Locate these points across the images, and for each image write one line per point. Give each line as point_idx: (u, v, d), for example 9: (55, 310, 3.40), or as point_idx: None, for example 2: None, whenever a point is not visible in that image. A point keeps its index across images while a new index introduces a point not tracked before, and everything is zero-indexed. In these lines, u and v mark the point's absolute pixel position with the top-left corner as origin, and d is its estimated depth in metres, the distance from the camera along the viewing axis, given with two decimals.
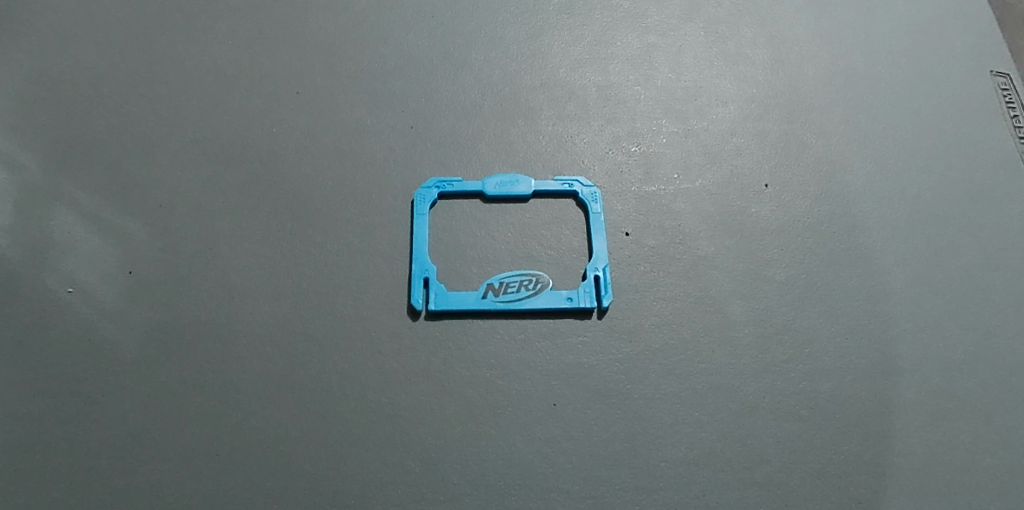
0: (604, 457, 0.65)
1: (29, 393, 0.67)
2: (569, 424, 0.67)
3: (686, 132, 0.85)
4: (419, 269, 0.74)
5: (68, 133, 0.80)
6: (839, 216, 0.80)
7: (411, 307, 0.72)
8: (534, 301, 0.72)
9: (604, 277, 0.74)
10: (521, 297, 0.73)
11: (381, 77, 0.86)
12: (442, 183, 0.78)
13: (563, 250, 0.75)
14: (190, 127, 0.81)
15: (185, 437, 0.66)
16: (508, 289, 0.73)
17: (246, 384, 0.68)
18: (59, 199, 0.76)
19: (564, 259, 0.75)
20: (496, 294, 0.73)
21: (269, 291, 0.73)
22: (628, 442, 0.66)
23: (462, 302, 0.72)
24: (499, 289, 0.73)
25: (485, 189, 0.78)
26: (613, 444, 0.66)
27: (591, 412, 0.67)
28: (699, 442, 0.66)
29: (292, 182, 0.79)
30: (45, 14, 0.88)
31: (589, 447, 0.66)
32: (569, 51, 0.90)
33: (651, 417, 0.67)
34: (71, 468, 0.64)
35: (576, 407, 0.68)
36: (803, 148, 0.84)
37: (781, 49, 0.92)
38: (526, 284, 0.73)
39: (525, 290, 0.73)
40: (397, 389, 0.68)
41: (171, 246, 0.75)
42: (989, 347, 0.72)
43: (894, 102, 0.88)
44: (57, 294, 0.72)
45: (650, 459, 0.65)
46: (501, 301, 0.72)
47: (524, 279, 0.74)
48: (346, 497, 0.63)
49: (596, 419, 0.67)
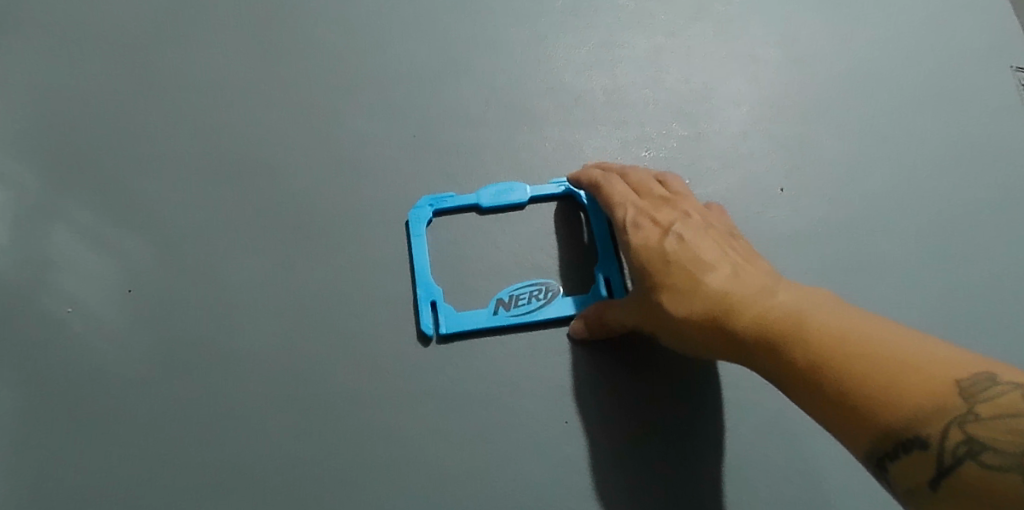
0: (619, 475, 0.64)
1: (26, 417, 0.65)
2: (582, 442, 0.65)
3: (697, 135, 0.82)
4: (424, 293, 0.71)
5: (63, 148, 0.78)
6: (856, 220, 0.78)
7: (422, 334, 0.69)
8: (546, 312, 0.70)
9: (615, 277, 0.71)
10: (533, 309, 0.70)
11: (382, 85, 0.83)
12: (435, 200, 0.76)
13: (572, 259, 0.73)
14: (187, 140, 0.79)
15: (189, 461, 0.64)
16: (518, 302, 0.70)
17: (247, 404, 0.66)
18: (57, 216, 0.74)
19: (574, 266, 0.73)
20: (508, 308, 0.70)
21: (271, 308, 0.71)
22: (637, 455, 0.64)
23: (473, 322, 0.69)
24: (509, 303, 0.70)
25: (481, 201, 0.75)
26: (627, 461, 0.64)
27: (605, 428, 0.65)
28: (709, 454, 0.65)
29: (293, 195, 0.76)
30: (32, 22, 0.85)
31: (596, 461, 0.64)
32: (575, 53, 0.87)
33: (662, 428, 0.65)
34: (77, 495, 0.63)
35: (589, 424, 0.66)
36: (817, 151, 0.82)
37: (793, 49, 0.89)
38: (536, 295, 0.71)
39: (536, 300, 0.70)
40: (403, 409, 0.66)
41: (170, 263, 0.73)
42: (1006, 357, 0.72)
43: (911, 102, 0.85)
44: (53, 314, 0.70)
45: (659, 470, 0.64)
46: (513, 315, 0.69)
47: (534, 289, 0.71)
48: None
49: (605, 429, 0.65)
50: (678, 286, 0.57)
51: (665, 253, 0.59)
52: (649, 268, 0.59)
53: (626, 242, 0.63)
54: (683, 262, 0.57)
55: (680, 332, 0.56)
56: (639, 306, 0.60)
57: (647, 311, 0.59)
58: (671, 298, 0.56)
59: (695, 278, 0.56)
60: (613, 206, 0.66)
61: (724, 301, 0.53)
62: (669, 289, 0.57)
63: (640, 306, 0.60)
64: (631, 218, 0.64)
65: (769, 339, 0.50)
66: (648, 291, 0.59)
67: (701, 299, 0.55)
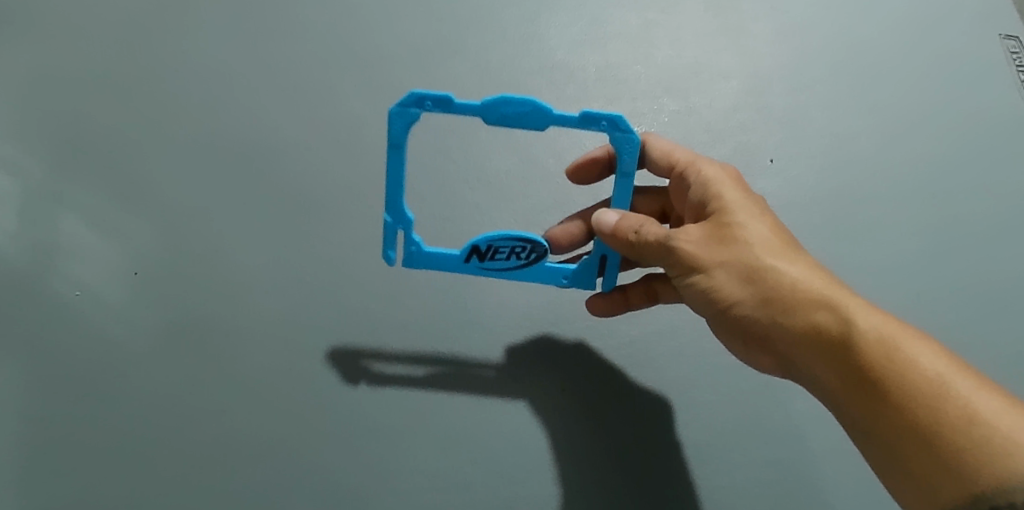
0: (594, 448, 0.67)
1: (38, 397, 0.67)
2: (555, 424, 0.68)
3: (688, 109, 0.84)
4: (394, 219, 0.64)
5: (61, 134, 0.79)
6: (846, 188, 0.80)
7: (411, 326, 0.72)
8: (521, 274, 0.66)
9: (611, 258, 0.67)
10: (509, 267, 0.66)
11: (377, 64, 0.84)
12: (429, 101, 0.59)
13: (582, 229, 0.69)
14: (184, 124, 0.80)
15: (201, 433, 0.67)
16: (496, 255, 0.65)
17: (256, 378, 0.69)
18: (62, 203, 0.76)
19: (580, 233, 0.69)
20: (481, 260, 0.65)
21: (275, 289, 0.73)
22: (584, 440, 0.68)
23: (443, 263, 0.65)
24: (485, 254, 0.64)
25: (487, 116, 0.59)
26: (595, 440, 0.68)
27: (577, 409, 0.69)
28: (667, 439, 0.68)
29: (292, 177, 0.78)
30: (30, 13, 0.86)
31: (562, 416, 0.69)
32: (566, 32, 0.88)
33: (606, 416, 0.69)
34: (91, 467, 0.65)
35: (564, 404, 0.69)
36: (808, 121, 0.83)
37: (784, 21, 0.90)
38: (518, 253, 0.64)
39: (516, 258, 0.65)
40: (407, 380, 0.70)
41: (173, 245, 0.75)
42: (994, 318, 0.74)
43: (900, 71, 0.87)
44: (62, 297, 0.72)
45: (606, 454, 0.67)
46: (483, 270, 0.66)
47: (517, 247, 0.64)
48: (363, 482, 0.65)
49: (569, 410, 0.69)
50: (786, 270, 0.56)
51: (770, 240, 0.58)
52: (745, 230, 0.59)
53: (716, 200, 0.63)
54: (788, 254, 0.57)
55: (753, 291, 0.56)
56: (706, 250, 0.58)
57: (718, 259, 0.58)
58: (781, 276, 0.55)
59: (801, 272, 0.56)
60: (708, 162, 0.67)
61: (813, 286, 0.55)
62: (765, 256, 0.56)
63: (706, 249, 0.58)
64: (736, 199, 0.62)
65: (857, 332, 0.51)
66: (734, 245, 0.58)
67: (811, 291, 0.54)
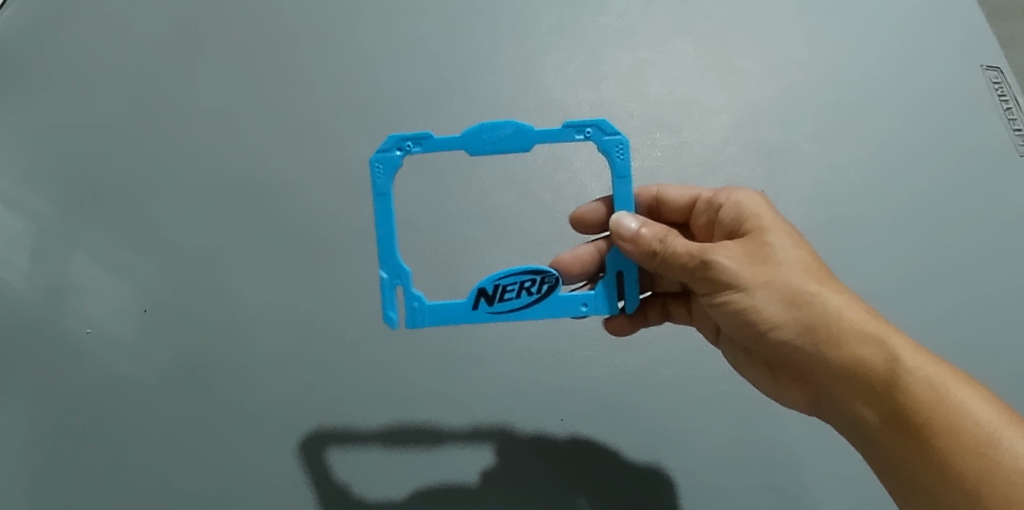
0: (582, 480, 0.69)
1: (60, 430, 0.71)
2: (534, 457, 0.70)
3: (679, 144, 0.87)
4: (390, 275, 0.63)
5: (74, 178, 0.82)
6: (831, 219, 0.83)
7: (412, 358, 0.73)
8: (535, 308, 0.63)
9: (629, 274, 0.65)
10: (520, 304, 0.63)
11: (380, 105, 0.87)
12: (404, 142, 0.62)
13: (595, 255, 0.68)
14: (190, 166, 0.83)
15: (212, 463, 0.70)
16: (506, 294, 0.63)
17: (262, 412, 0.72)
18: (74, 244, 0.79)
19: (592, 261, 0.68)
20: (491, 302, 0.63)
21: (280, 324, 0.75)
22: (564, 474, 0.69)
23: (448, 313, 0.63)
24: (493, 296, 0.63)
25: (467, 148, 0.62)
26: (575, 473, 0.69)
27: (560, 443, 0.71)
28: (649, 470, 0.70)
29: (297, 214, 0.81)
30: (40, 62, 0.89)
31: (533, 451, 0.70)
32: (562, 70, 0.91)
33: (581, 450, 0.70)
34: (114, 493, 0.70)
35: (550, 435, 0.71)
36: (796, 155, 0.86)
37: (772, 57, 0.92)
38: (527, 288, 0.63)
39: (526, 294, 0.63)
40: (409, 411, 0.72)
41: (180, 283, 0.77)
42: (970, 345, 0.78)
43: (886, 104, 0.90)
44: (75, 335, 0.75)
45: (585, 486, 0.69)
46: (492, 312, 0.63)
47: (525, 280, 0.63)
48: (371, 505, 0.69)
49: (545, 446, 0.70)
50: (834, 297, 0.55)
51: (813, 264, 0.57)
52: (784, 251, 0.57)
53: (750, 223, 0.62)
54: (830, 281, 0.57)
55: (798, 315, 0.55)
56: (747, 268, 0.56)
57: (760, 279, 0.56)
58: (830, 302, 0.55)
59: (848, 300, 0.55)
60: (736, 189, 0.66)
61: (859, 315, 0.54)
62: (811, 282, 0.56)
63: (747, 267, 0.56)
64: (772, 220, 0.61)
65: (902, 368, 0.53)
66: (776, 266, 0.56)
67: (859, 321, 0.54)
